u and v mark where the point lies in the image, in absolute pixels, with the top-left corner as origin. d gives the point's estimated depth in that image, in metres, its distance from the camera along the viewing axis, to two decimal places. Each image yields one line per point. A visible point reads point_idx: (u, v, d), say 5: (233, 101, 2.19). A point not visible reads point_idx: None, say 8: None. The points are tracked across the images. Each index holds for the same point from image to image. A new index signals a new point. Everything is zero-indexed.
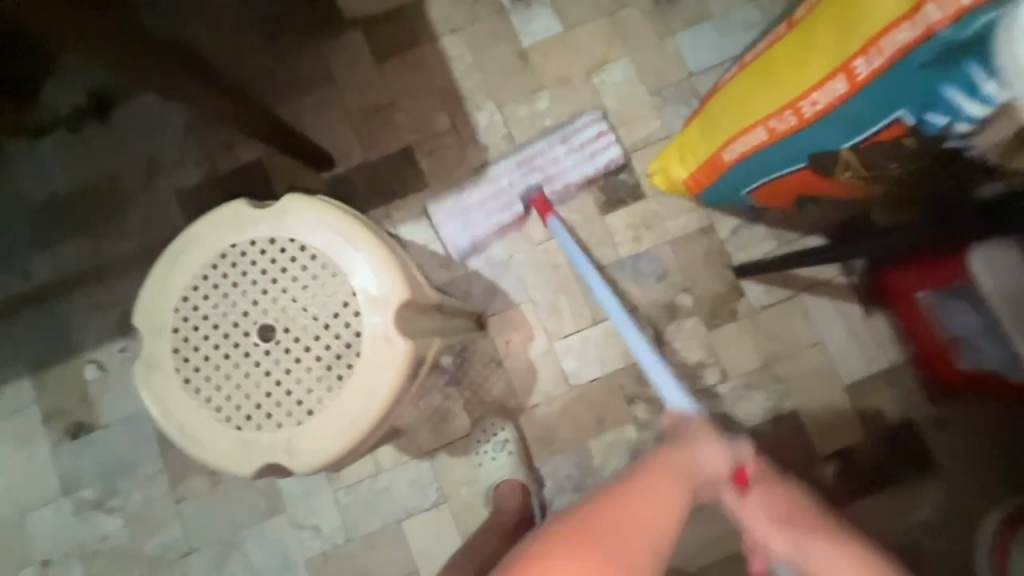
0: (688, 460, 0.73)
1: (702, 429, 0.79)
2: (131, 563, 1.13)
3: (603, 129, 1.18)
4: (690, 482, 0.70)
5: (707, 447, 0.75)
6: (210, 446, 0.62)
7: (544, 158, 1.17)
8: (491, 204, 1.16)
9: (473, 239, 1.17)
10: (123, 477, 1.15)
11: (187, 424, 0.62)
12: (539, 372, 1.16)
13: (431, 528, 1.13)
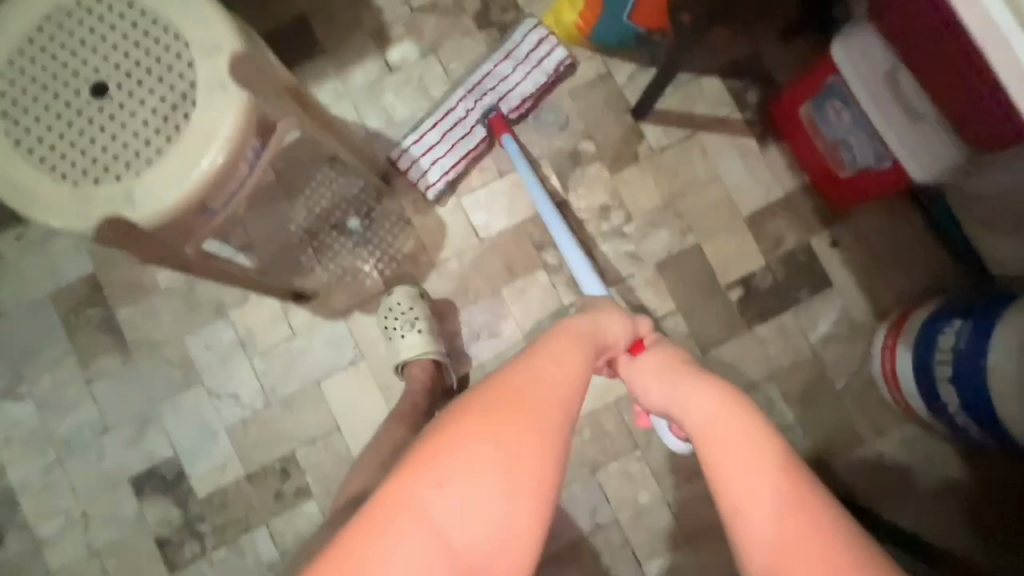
0: (590, 323, 0.61)
1: (609, 304, 0.69)
2: (46, 446, 1.11)
3: (544, 24, 1.13)
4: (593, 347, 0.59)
5: (614, 316, 0.64)
6: (47, 203, 0.61)
7: (494, 80, 1.13)
8: (450, 130, 1.12)
9: (446, 164, 1.12)
10: (30, 363, 1.13)
11: (22, 184, 0.61)
12: (448, 227, 1.17)
13: (350, 386, 1.13)
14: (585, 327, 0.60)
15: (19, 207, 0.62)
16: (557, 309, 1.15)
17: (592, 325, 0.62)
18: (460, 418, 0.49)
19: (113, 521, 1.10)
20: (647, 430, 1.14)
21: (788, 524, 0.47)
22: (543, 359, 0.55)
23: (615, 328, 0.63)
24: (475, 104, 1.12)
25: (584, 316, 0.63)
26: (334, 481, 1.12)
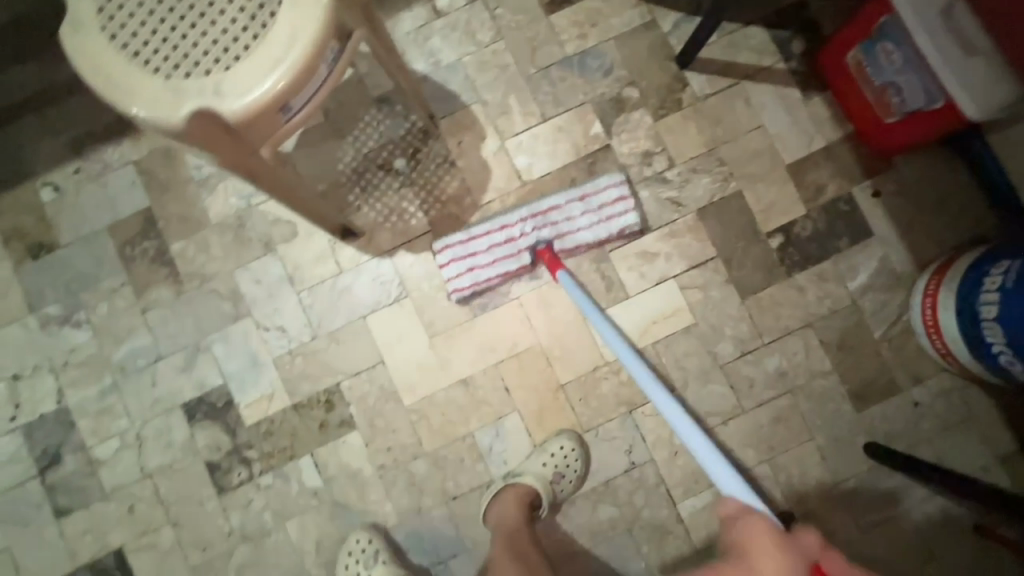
0: (755, 572, 0.69)
1: (763, 525, 0.73)
2: (103, 371, 1.16)
3: (626, 194, 1.12)
4: None
5: (773, 552, 0.70)
6: (141, 94, 0.64)
7: (559, 214, 1.11)
8: (498, 241, 1.10)
9: (478, 278, 1.12)
10: (88, 291, 1.17)
11: (117, 76, 0.64)
12: (492, 169, 1.18)
13: (394, 323, 1.16)
14: (737, 569, 0.70)
15: (111, 97, 0.65)
16: (598, 253, 1.17)
17: (760, 560, 0.70)
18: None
19: (166, 444, 1.15)
20: (685, 373, 1.15)
21: None
22: None
23: (779, 562, 0.69)
24: (531, 232, 1.11)
25: (745, 559, 0.71)
26: (377, 414, 1.15)
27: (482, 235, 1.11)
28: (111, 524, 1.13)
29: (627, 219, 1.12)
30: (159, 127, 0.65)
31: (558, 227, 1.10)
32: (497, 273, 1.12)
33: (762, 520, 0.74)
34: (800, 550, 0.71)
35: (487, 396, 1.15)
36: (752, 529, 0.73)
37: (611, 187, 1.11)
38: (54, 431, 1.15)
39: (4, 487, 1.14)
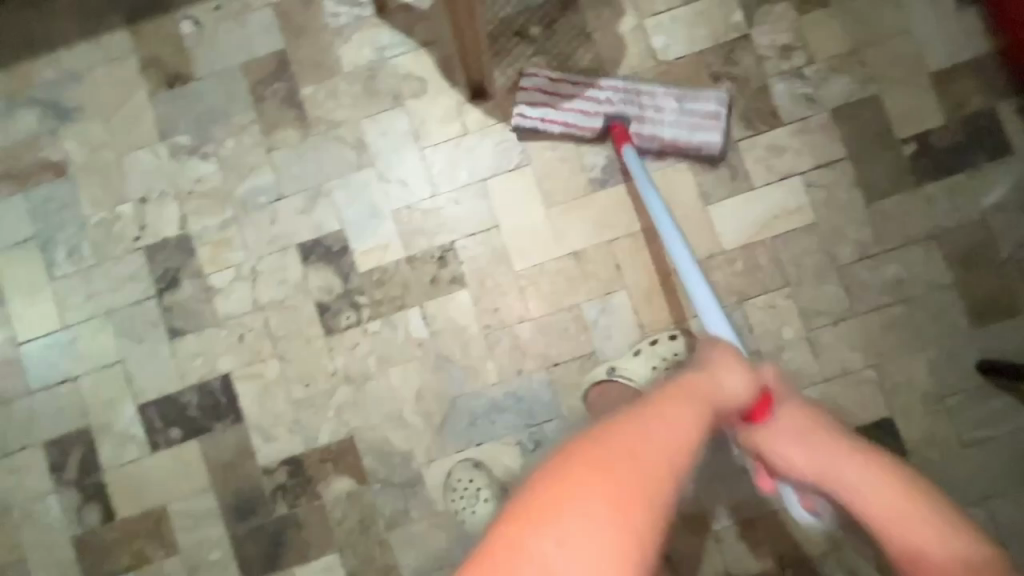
0: (709, 384, 0.71)
1: (726, 350, 0.77)
2: (225, 205, 1.18)
3: (720, 115, 1.11)
4: (709, 403, 0.69)
5: (727, 369, 0.73)
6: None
7: (649, 98, 1.10)
8: (577, 91, 1.12)
9: (547, 115, 1.13)
10: (218, 125, 1.19)
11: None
12: (627, 47, 1.18)
13: (513, 189, 1.17)
14: (704, 390, 0.70)
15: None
16: (724, 141, 1.16)
17: (715, 394, 0.70)
18: (580, 452, 0.62)
19: (279, 281, 1.17)
20: (799, 271, 1.14)
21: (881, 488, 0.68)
22: (658, 407, 0.66)
23: (736, 385, 0.72)
24: (617, 102, 1.11)
25: (706, 375, 0.72)
26: (487, 274, 1.16)
27: (567, 80, 1.13)
28: (220, 350, 1.17)
29: (708, 138, 1.11)
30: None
31: (643, 104, 1.10)
32: (563, 123, 1.13)
33: (755, 370, 0.76)
34: (755, 374, 0.75)
35: (597, 271, 1.15)
36: (721, 358, 0.75)
37: (706, 106, 1.11)
38: (174, 256, 1.18)
39: (124, 303, 1.18)
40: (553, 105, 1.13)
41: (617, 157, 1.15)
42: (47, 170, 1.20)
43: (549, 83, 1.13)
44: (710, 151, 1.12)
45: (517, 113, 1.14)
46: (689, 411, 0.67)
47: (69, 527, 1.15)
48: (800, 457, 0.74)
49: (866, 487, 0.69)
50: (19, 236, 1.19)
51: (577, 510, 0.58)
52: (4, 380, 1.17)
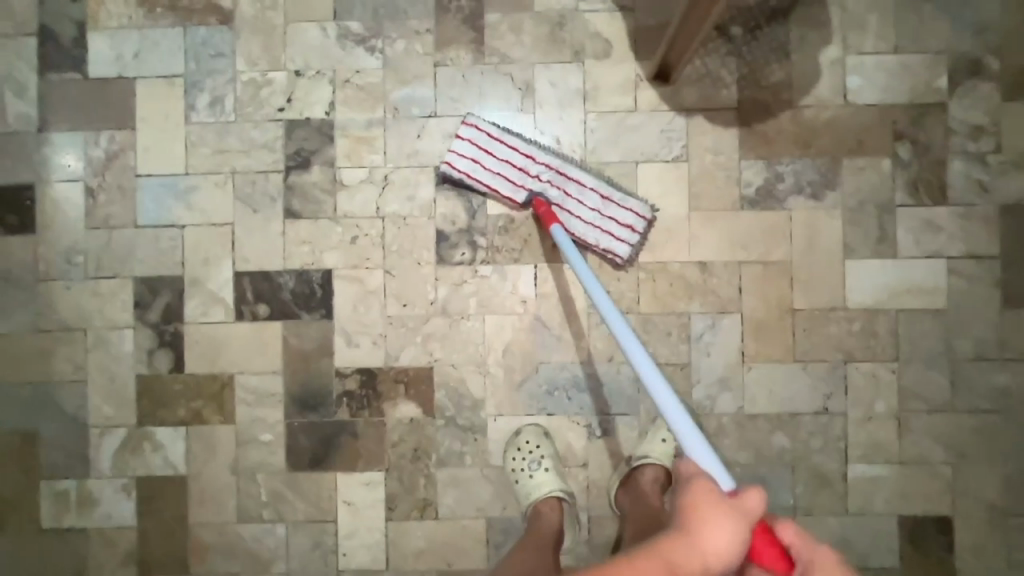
0: (697, 543, 0.59)
1: (711, 488, 0.64)
2: (376, 105, 1.16)
3: (636, 225, 1.10)
4: (698, 563, 0.59)
5: (719, 513, 0.61)
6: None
7: (576, 186, 1.10)
8: (509, 177, 1.11)
9: (473, 172, 1.12)
10: (392, 23, 1.16)
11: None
12: (822, 77, 1.13)
13: (663, 181, 1.14)
14: (694, 554, 0.59)
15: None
16: (885, 201, 1.13)
17: (705, 568, 0.58)
18: None
19: (408, 197, 1.15)
20: (913, 351, 1.12)
21: None
22: None
23: (730, 549, 0.60)
24: (543, 180, 1.10)
25: (695, 547, 0.59)
26: (609, 257, 1.14)
27: (508, 155, 1.11)
28: (330, 245, 1.16)
29: (617, 249, 1.11)
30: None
31: (565, 195, 1.10)
32: (489, 183, 1.12)
33: (711, 486, 0.64)
34: (744, 515, 0.62)
35: (718, 288, 1.14)
36: (708, 500, 0.63)
37: (627, 211, 1.10)
38: (312, 138, 1.16)
39: (249, 169, 1.16)
40: (484, 154, 1.12)
41: (565, 211, 1.11)
42: (212, 13, 1.17)
43: (485, 138, 1.11)
44: (615, 258, 1.12)
45: (459, 133, 1.13)
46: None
47: (136, 365, 1.16)
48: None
49: None
50: (169, 70, 1.17)
51: None
52: (115, 205, 1.17)
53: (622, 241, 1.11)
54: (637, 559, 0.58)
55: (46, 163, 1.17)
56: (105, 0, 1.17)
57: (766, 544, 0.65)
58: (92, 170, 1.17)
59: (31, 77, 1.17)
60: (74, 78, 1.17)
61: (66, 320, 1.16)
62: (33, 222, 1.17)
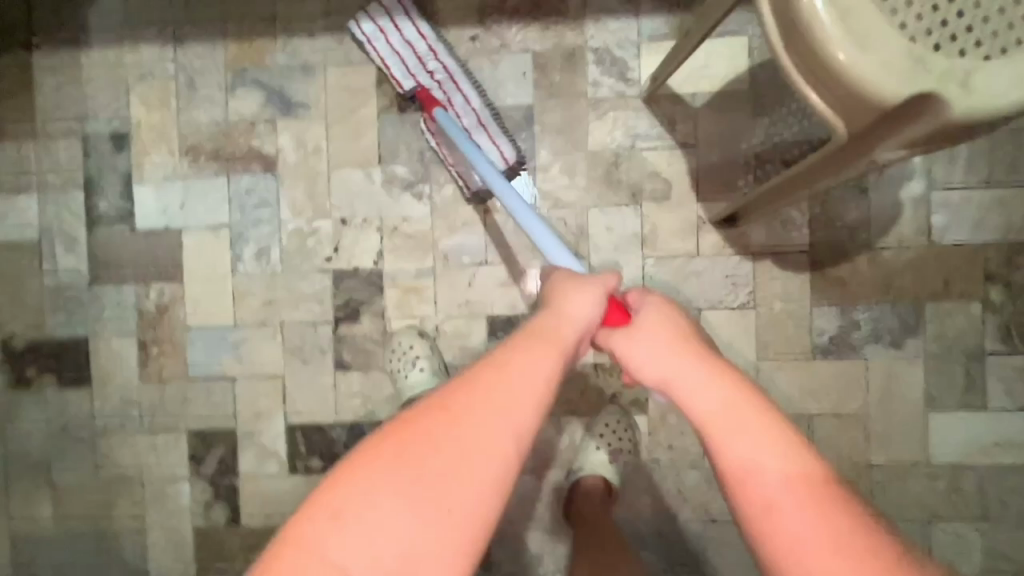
0: (553, 318, 0.60)
1: (564, 275, 0.66)
2: (425, 252, 1.12)
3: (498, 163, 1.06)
4: (552, 344, 0.57)
5: (581, 289, 0.63)
6: (873, 46, 0.54)
7: (464, 100, 1.06)
8: (405, 61, 1.07)
9: (376, 41, 1.08)
10: (440, 166, 1.11)
11: (852, 10, 0.54)
12: (903, 215, 1.04)
13: (729, 329, 1.08)
14: (548, 327, 0.59)
15: (823, 36, 0.54)
16: (974, 349, 1.04)
17: (571, 330, 0.59)
18: (393, 432, 0.51)
19: (459, 346, 1.12)
20: (1005, 509, 1.04)
21: (736, 405, 0.53)
22: (480, 379, 0.53)
23: (592, 313, 0.61)
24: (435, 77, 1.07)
25: (558, 324, 0.59)
26: (671, 408, 1.09)
27: (424, 38, 1.07)
28: (381, 396, 1.13)
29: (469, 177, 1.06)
30: (865, 94, 0.55)
31: (450, 97, 1.06)
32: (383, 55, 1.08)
33: (567, 274, 0.67)
34: (600, 288, 0.64)
35: None
36: (567, 285, 0.64)
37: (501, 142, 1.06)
38: (360, 287, 1.13)
39: (298, 320, 1.14)
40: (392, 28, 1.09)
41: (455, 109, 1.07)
42: (256, 160, 1.14)
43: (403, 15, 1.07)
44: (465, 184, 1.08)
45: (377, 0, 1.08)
46: (548, 362, 0.55)
47: (194, 517, 1.17)
48: (662, 351, 0.61)
49: (760, 456, 0.51)
50: (215, 220, 1.15)
51: (364, 493, 0.48)
52: (167, 358, 1.16)
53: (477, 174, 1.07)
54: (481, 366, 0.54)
55: (100, 317, 1.17)
56: (150, 150, 1.16)
57: (616, 313, 0.65)
58: (143, 323, 1.17)
59: (80, 230, 1.17)
60: (122, 230, 1.16)
61: (126, 472, 1.18)
62: (88, 375, 1.18)
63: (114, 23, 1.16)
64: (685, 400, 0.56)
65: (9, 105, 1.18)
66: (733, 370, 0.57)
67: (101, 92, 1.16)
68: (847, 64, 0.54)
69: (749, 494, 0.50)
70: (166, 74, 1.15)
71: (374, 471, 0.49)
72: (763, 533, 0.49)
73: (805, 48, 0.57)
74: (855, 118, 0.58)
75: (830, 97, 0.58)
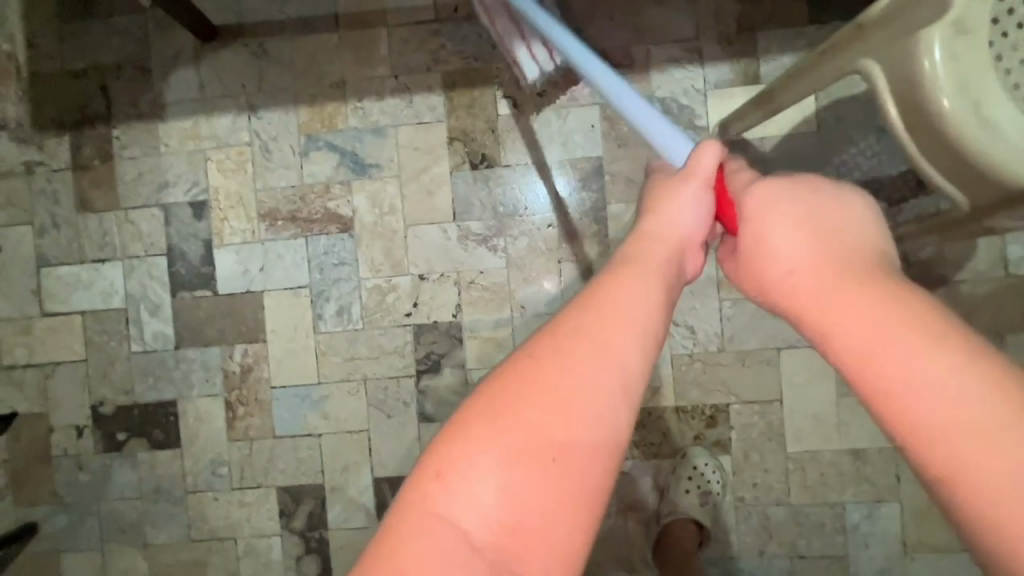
0: (658, 227, 0.52)
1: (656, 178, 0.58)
2: (502, 304, 1.15)
3: (554, 118, 1.13)
4: (655, 242, 0.50)
5: (672, 189, 0.55)
6: (1006, 133, 0.56)
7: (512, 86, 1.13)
8: (464, 63, 1.14)
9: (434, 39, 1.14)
10: (513, 219, 1.14)
11: (983, 100, 0.56)
12: (979, 249, 1.06)
13: (808, 368, 1.09)
14: (650, 242, 0.50)
15: (959, 126, 0.57)
16: None
17: (668, 245, 0.51)
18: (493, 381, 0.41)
19: None
20: None
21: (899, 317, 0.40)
22: (576, 309, 0.43)
23: (689, 221, 0.53)
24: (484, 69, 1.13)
25: (653, 239, 0.51)
26: (754, 448, 1.11)
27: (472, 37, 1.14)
28: None
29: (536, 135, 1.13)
30: (998, 177, 0.58)
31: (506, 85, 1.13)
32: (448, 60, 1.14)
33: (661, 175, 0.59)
34: (693, 197, 0.54)
35: (873, 477, 1.09)
36: (662, 187, 0.56)
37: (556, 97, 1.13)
38: (439, 341, 1.16)
39: (381, 375, 1.17)
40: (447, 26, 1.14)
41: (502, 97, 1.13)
42: (332, 221, 1.17)
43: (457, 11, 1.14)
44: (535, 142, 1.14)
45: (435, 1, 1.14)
46: (649, 288, 0.45)
47: (285, 571, 1.19)
48: (786, 250, 0.48)
49: (933, 367, 0.37)
50: (295, 281, 1.18)
51: (474, 467, 0.38)
52: (253, 417, 1.19)
53: (542, 132, 1.13)
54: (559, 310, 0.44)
55: (186, 379, 1.21)
56: (228, 215, 1.19)
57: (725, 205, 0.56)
58: (229, 384, 1.20)
59: (164, 296, 1.21)
60: (204, 295, 1.20)
61: (217, 529, 1.21)
62: (177, 436, 1.21)
63: (189, 94, 1.20)
64: (819, 325, 0.43)
65: (91, 178, 1.22)
66: (878, 269, 0.44)
67: (179, 162, 1.20)
68: (982, 151, 0.57)
69: (921, 424, 0.37)
70: (241, 141, 1.19)
71: (458, 421, 0.41)
72: (963, 470, 0.35)
73: (933, 135, 0.59)
74: (980, 195, 0.61)
75: (955, 177, 0.61)
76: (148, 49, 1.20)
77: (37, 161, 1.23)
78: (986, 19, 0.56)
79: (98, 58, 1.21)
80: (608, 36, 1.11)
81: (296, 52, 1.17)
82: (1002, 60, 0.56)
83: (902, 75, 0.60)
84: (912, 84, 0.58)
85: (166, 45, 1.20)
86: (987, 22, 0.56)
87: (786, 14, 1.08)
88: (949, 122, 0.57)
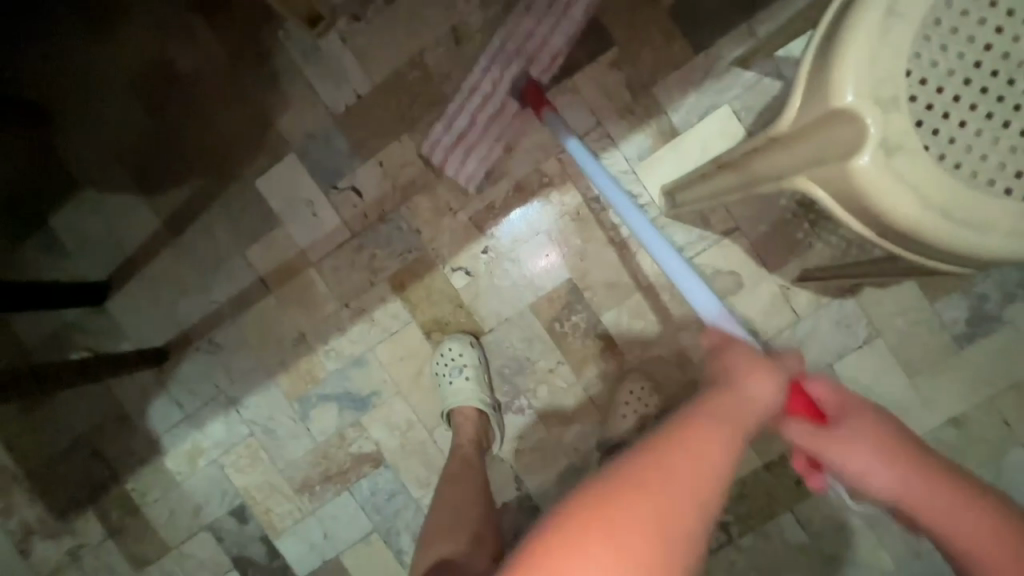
0: (739, 399, 0.51)
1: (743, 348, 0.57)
2: (556, 453, 1.12)
3: None
4: (741, 422, 0.50)
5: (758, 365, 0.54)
6: (986, 224, 0.51)
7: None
8: None
9: None
10: (524, 375, 1.12)
11: (950, 199, 0.50)
12: None
13: (867, 368, 1.05)
14: (735, 405, 0.51)
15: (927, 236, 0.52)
16: None
17: (756, 412, 0.51)
18: (590, 503, 0.44)
19: None
20: None
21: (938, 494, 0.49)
22: (682, 452, 0.46)
23: (769, 399, 0.52)
24: None
25: (739, 412, 0.50)
26: None
27: None
28: None
29: None
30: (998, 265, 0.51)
31: None
32: None
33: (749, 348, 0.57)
34: (784, 370, 0.55)
35: (986, 435, 1.04)
36: (744, 360, 0.55)
37: None
38: (517, 518, 1.13)
39: None
40: None
41: None
42: (364, 462, 1.15)
43: None
44: None
45: None
46: (729, 442, 0.48)
47: None
48: (859, 465, 0.51)
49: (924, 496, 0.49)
50: (361, 531, 1.17)
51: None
52: None
53: None
54: (671, 445, 0.47)
55: None
56: (269, 505, 1.18)
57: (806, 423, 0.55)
58: None
59: None
60: None
61: None
62: None
63: (174, 418, 1.18)
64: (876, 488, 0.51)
65: (132, 534, 1.21)
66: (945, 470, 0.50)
67: (200, 481, 1.19)
68: (966, 246, 0.51)
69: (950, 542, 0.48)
70: (243, 435, 1.17)
71: (581, 554, 0.42)
72: None
73: (909, 242, 0.54)
74: (985, 265, 0.55)
75: (950, 261, 0.55)
76: (116, 397, 1.19)
77: (77, 546, 1.22)
78: (908, 118, 0.49)
79: (76, 429, 1.20)
80: (516, 166, 1.07)
81: (245, 330, 1.15)
82: (953, 147, 0.50)
83: (841, 195, 0.55)
84: (860, 206, 0.53)
85: (130, 385, 1.19)
86: (911, 122, 0.49)
87: (669, 57, 1.03)
88: (923, 232, 0.52)
